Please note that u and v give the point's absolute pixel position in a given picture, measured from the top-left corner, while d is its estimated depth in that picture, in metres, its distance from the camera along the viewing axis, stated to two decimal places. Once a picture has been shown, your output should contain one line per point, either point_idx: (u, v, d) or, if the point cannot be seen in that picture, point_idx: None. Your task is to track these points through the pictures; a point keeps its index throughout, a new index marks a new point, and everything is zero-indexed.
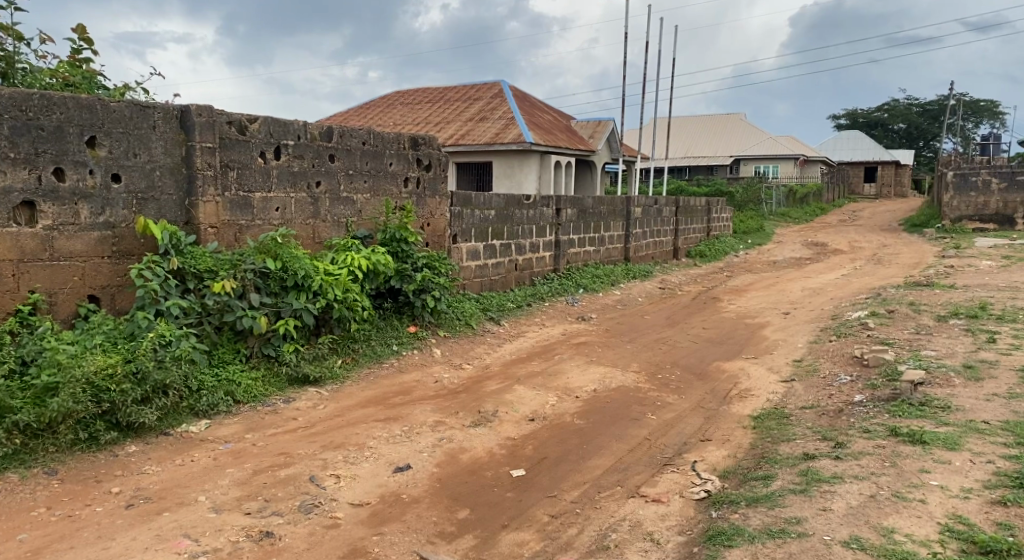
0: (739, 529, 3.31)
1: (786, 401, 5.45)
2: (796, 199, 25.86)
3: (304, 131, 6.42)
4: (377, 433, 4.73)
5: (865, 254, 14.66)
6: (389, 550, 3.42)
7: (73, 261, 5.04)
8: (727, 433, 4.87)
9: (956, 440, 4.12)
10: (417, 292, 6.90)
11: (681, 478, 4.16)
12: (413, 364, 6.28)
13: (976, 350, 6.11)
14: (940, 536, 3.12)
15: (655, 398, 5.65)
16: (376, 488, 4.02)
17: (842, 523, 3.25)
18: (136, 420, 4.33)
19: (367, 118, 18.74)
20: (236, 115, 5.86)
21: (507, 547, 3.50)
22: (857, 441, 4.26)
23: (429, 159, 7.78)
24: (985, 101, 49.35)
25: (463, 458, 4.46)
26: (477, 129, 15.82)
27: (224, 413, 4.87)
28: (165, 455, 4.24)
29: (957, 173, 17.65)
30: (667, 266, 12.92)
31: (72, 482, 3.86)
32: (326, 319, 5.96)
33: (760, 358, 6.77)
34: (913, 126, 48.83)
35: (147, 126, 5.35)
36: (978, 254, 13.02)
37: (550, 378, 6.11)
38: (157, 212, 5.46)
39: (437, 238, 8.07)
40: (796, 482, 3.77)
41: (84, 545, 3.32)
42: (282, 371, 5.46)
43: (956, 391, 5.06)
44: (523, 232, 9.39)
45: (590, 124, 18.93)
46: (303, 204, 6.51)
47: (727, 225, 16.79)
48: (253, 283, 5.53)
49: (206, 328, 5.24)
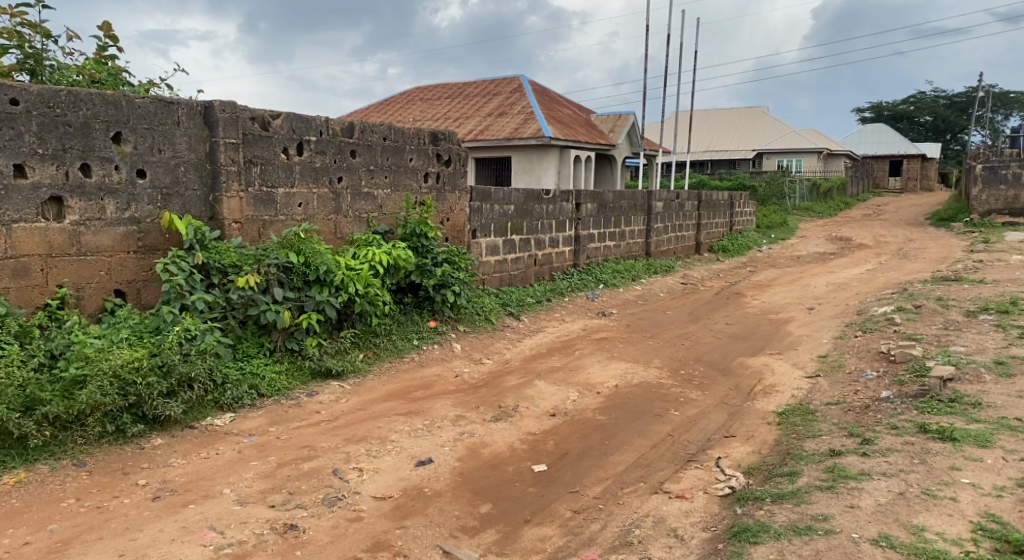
0: (765, 526, 3.27)
1: (811, 397, 5.37)
2: (820, 192, 25.50)
3: (325, 127, 6.44)
4: (399, 427, 4.74)
5: (890, 249, 14.39)
6: (412, 543, 3.43)
7: (99, 256, 5.10)
8: (751, 429, 4.81)
9: (988, 437, 4.04)
10: (437, 287, 6.92)
11: (704, 474, 4.13)
12: (434, 359, 6.28)
13: (1007, 346, 5.97)
14: (973, 535, 3.06)
15: (677, 394, 5.61)
16: (399, 481, 4.03)
17: (871, 520, 3.20)
18: (163, 412, 4.38)
19: (387, 114, 18.79)
20: (259, 111, 5.90)
21: (530, 542, 3.49)
22: (885, 438, 4.19)
23: (449, 154, 7.79)
24: (1014, 93, 48.34)
25: (485, 453, 4.46)
26: (497, 123, 15.78)
27: (248, 406, 4.91)
28: (191, 448, 4.29)
29: (986, 166, 17.31)
30: (689, 261, 12.83)
31: (101, 474, 3.92)
32: (347, 313, 5.97)
33: (784, 354, 6.68)
34: (940, 119, 48.00)
35: (171, 122, 5.40)
36: (1010, 249, 12.59)
37: (571, 374, 6.07)
38: (182, 208, 5.52)
39: (457, 233, 8.05)
40: (822, 478, 3.72)
41: (112, 536, 3.36)
42: (306, 364, 5.49)
43: (987, 388, 4.94)
44: (542, 227, 9.34)
45: (611, 118, 18.85)
46: (325, 200, 6.54)
47: (749, 219, 16.60)
48: (276, 277, 5.57)
49: (230, 322, 5.29)
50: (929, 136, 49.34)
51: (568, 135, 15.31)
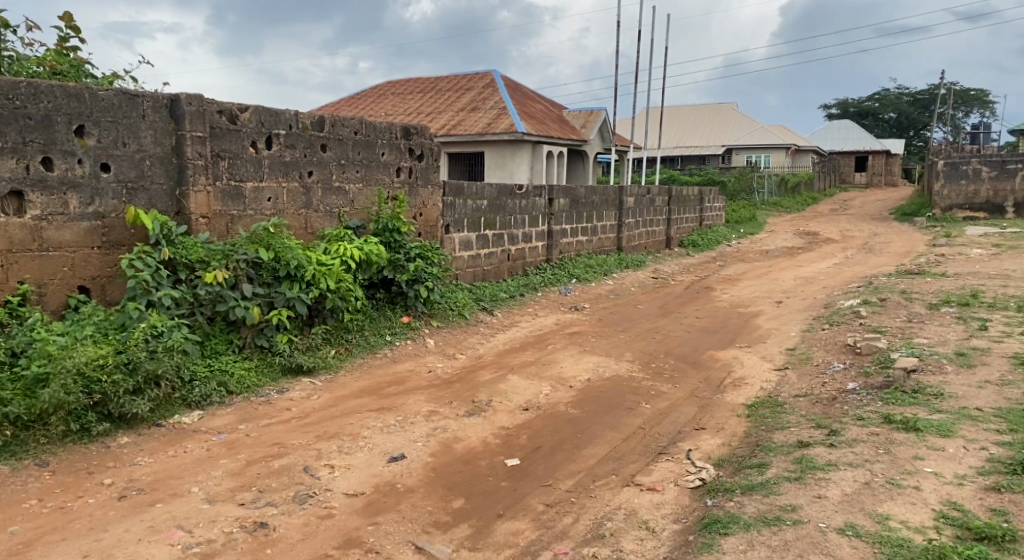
0: (735, 517, 3.32)
1: (780, 389, 5.46)
2: (788, 188, 25.90)
3: (295, 121, 6.36)
4: (370, 423, 4.71)
5: (856, 243, 14.68)
6: (384, 540, 3.41)
7: (62, 252, 4.98)
8: (721, 421, 4.88)
9: (949, 427, 4.15)
10: (410, 282, 6.89)
11: (675, 466, 4.18)
12: (407, 354, 6.25)
13: (968, 337, 6.14)
14: (935, 523, 3.14)
15: (648, 387, 5.66)
16: (371, 478, 4.01)
17: (837, 510, 3.26)
18: (129, 410, 4.30)
19: (358, 108, 18.60)
20: (227, 104, 5.80)
21: (503, 536, 3.49)
22: (851, 429, 4.27)
23: (421, 148, 7.75)
24: (975, 91, 49.58)
25: (458, 448, 4.45)
26: (469, 118, 15.72)
27: (217, 403, 4.83)
28: (158, 446, 4.22)
29: (947, 161, 17.72)
30: (660, 256, 12.94)
31: (64, 474, 3.83)
32: (318, 309, 5.92)
33: (753, 347, 6.78)
34: (904, 116, 49.04)
35: (136, 115, 5.29)
36: (971, 243, 12.93)
37: (543, 368, 6.09)
38: (147, 202, 5.41)
39: (429, 228, 8.02)
40: (790, 469, 3.78)
41: (76, 537, 3.29)
42: (276, 360, 5.42)
43: (949, 378, 5.08)
44: (515, 222, 9.34)
45: (583, 114, 18.90)
46: (295, 194, 6.45)
47: (719, 215, 16.78)
48: (245, 273, 5.50)
49: (198, 319, 5.21)
50: (894, 132, 50.37)
51: (541, 131, 15.32)
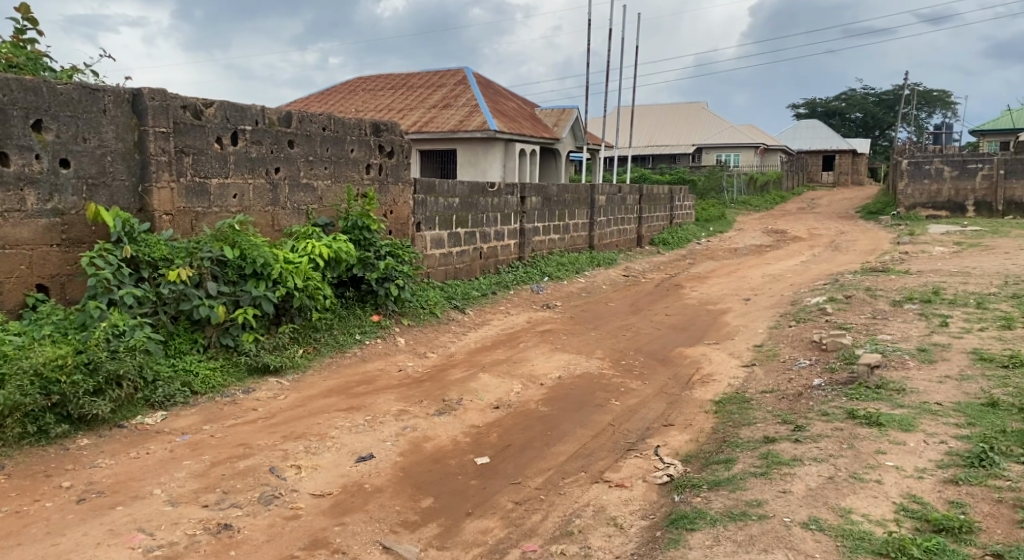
0: (701, 513, 3.35)
1: (747, 386, 5.52)
2: (757, 187, 26.24)
3: (261, 117, 6.27)
4: (339, 423, 4.66)
5: (822, 241, 14.92)
6: (351, 540, 3.38)
7: (19, 250, 4.84)
8: (689, 418, 4.92)
9: (911, 421, 4.23)
10: (380, 280, 6.83)
11: (644, 463, 4.20)
12: (377, 353, 6.19)
13: (929, 334, 6.27)
14: (896, 516, 3.19)
15: (618, 384, 5.69)
16: (338, 478, 3.96)
17: (802, 505, 3.30)
18: (89, 411, 4.20)
19: (328, 104, 18.40)
20: (191, 99, 5.69)
21: (471, 535, 3.48)
22: (816, 424, 4.34)
23: (391, 145, 7.70)
24: (938, 92, 50.73)
25: (427, 447, 4.42)
26: (441, 115, 15.64)
27: (181, 404, 4.75)
28: (120, 448, 4.12)
29: (911, 161, 18.09)
30: (631, 254, 13.01)
31: (20, 477, 3.73)
32: (285, 308, 5.84)
33: (721, 344, 6.85)
34: (869, 116, 49.99)
35: (97, 110, 5.17)
36: (933, 241, 13.22)
37: (514, 366, 6.09)
38: (108, 199, 5.29)
39: (400, 226, 7.97)
40: (756, 465, 3.83)
41: (32, 542, 3.21)
42: (241, 360, 5.34)
43: (911, 374, 5.18)
44: (486, 220, 9.32)
45: (555, 112, 18.94)
46: (262, 191, 6.36)
47: (689, 213, 16.94)
48: (210, 271, 5.41)
49: (161, 318, 5.11)
50: (860, 133, 51.31)
51: (513, 129, 15.31)
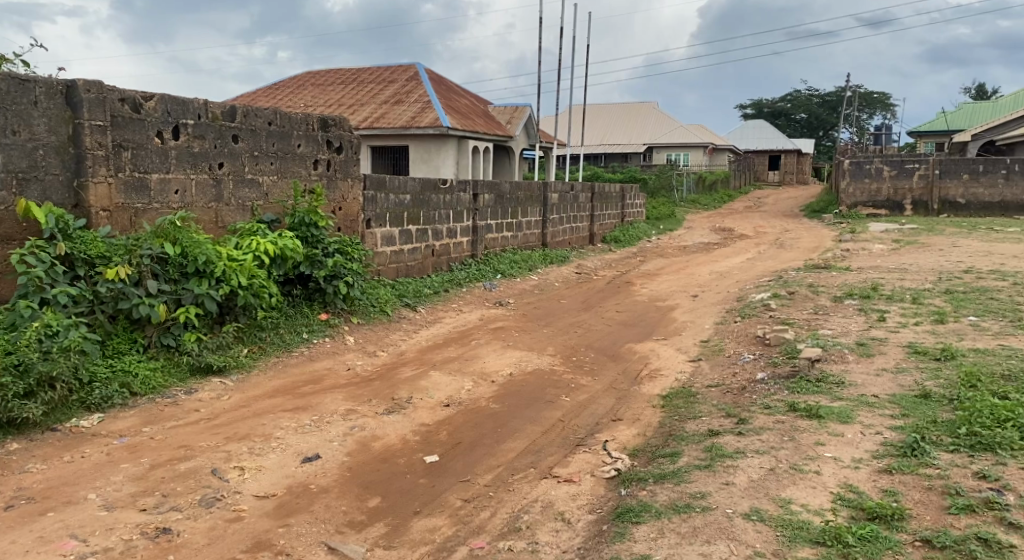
0: (647, 506, 3.40)
1: (694, 380, 5.62)
2: (706, 186, 26.73)
3: (204, 111, 6.11)
4: (284, 423, 4.58)
5: (768, 239, 15.30)
6: (295, 541, 3.32)
7: None
8: (637, 412, 4.98)
9: (848, 413, 4.37)
10: (328, 278, 6.73)
11: (592, 458, 4.24)
12: (325, 352, 6.10)
13: (867, 328, 6.49)
14: (832, 505, 3.29)
15: (568, 380, 5.73)
16: (283, 479, 3.89)
17: (743, 496, 3.38)
18: (19, 415, 4.02)
19: (277, 99, 18.03)
20: (129, 92, 5.51)
21: (418, 534, 3.46)
22: (759, 417, 4.44)
23: (340, 141, 7.62)
24: (879, 95, 52.52)
25: (375, 447, 4.38)
26: (393, 111, 15.49)
27: (119, 406, 4.59)
28: (52, 452, 3.97)
29: (852, 161, 18.68)
30: (583, 251, 13.12)
31: None
32: (230, 307, 5.70)
33: (669, 340, 6.96)
34: (814, 117, 51.44)
35: (28, 101, 4.96)
36: (872, 238, 13.67)
37: (465, 363, 6.07)
38: (41, 194, 5.08)
39: (349, 223, 7.87)
40: (700, 458, 3.90)
41: None
42: (183, 360, 5.19)
43: (849, 367, 5.35)
44: (439, 217, 9.27)
45: (509, 109, 18.96)
46: (205, 186, 6.19)
47: (640, 211, 17.16)
48: (150, 269, 5.25)
49: (98, 317, 4.93)
50: (805, 133, 52.76)
51: (466, 126, 15.27)
